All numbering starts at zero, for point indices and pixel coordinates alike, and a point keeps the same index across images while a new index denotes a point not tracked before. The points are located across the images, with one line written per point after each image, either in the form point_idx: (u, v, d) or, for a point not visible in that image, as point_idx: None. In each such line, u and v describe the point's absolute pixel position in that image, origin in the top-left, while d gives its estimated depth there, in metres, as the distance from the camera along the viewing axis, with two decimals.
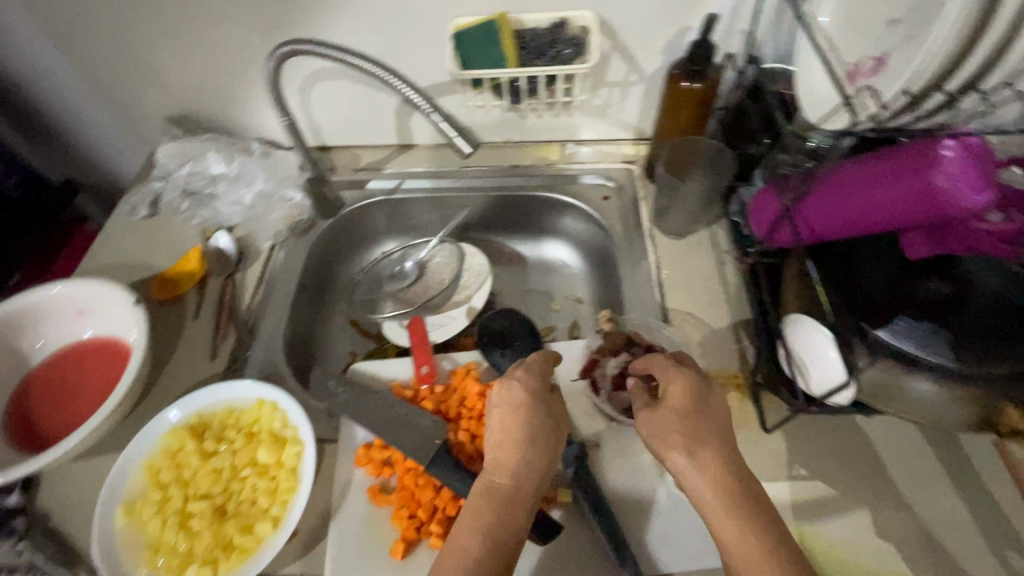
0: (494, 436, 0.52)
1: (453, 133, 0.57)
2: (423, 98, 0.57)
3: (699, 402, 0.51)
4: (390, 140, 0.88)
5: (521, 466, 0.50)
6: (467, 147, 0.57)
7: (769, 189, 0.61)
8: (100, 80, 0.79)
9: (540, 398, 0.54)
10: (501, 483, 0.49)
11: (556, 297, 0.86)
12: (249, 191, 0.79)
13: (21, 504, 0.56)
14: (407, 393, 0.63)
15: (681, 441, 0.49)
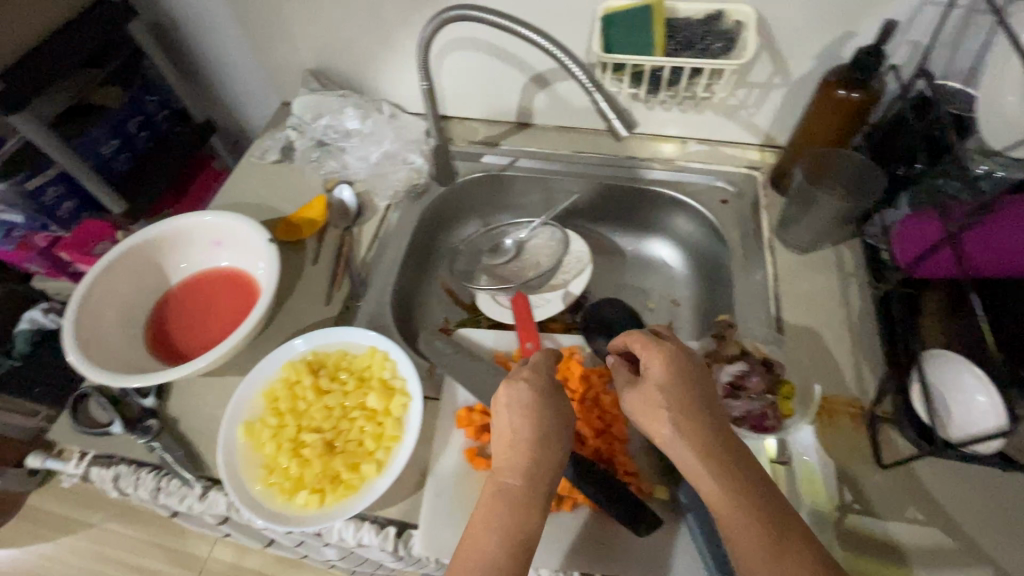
0: (501, 439, 0.50)
1: (612, 115, 0.56)
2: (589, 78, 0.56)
3: (682, 376, 0.49)
4: (509, 117, 0.89)
5: (530, 469, 0.48)
6: (623, 130, 0.57)
7: (924, 214, 0.57)
8: (255, 27, 0.84)
9: (540, 387, 0.52)
10: (515, 489, 0.47)
11: (652, 296, 0.85)
12: (377, 150, 0.81)
13: (155, 407, 0.63)
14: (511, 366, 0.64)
15: (668, 415, 0.47)
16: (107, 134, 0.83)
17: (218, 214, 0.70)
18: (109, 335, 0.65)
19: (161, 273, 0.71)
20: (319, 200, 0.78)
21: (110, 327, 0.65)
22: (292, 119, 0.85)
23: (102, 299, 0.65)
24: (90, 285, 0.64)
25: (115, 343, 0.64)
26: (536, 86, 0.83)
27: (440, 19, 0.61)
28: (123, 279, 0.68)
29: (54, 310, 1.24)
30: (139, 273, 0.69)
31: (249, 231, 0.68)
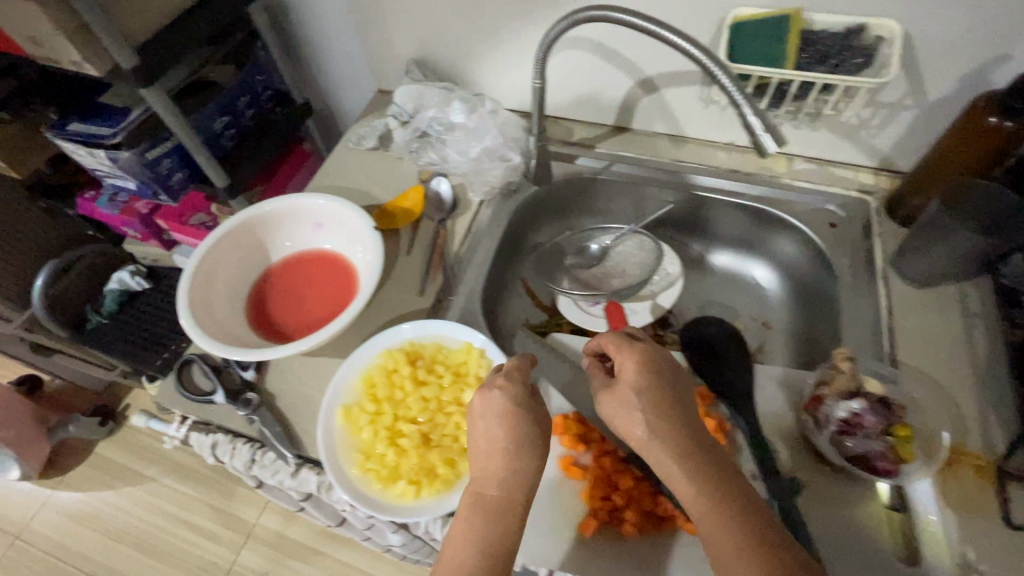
0: (479, 445, 0.50)
1: (761, 129, 0.46)
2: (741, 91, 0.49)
3: (651, 379, 0.49)
4: (606, 120, 0.87)
5: (506, 476, 0.48)
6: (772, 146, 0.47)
7: None
8: (365, 14, 0.85)
9: (517, 392, 0.51)
10: (492, 496, 0.47)
11: (740, 317, 0.83)
12: (478, 145, 0.81)
13: (255, 380, 0.65)
14: None
15: (641, 415, 0.47)
16: (219, 111, 0.85)
17: (330, 199, 0.71)
18: (216, 302, 0.67)
19: (266, 247, 0.73)
20: (417, 189, 0.78)
21: (216, 294, 0.67)
22: (393, 107, 0.86)
23: (214, 266, 0.67)
24: (205, 251, 0.67)
25: (220, 310, 0.66)
26: (642, 91, 0.81)
27: (574, 17, 0.59)
28: (233, 249, 0.70)
29: (140, 272, 1.31)
30: (248, 245, 0.71)
31: (359, 222, 0.69)
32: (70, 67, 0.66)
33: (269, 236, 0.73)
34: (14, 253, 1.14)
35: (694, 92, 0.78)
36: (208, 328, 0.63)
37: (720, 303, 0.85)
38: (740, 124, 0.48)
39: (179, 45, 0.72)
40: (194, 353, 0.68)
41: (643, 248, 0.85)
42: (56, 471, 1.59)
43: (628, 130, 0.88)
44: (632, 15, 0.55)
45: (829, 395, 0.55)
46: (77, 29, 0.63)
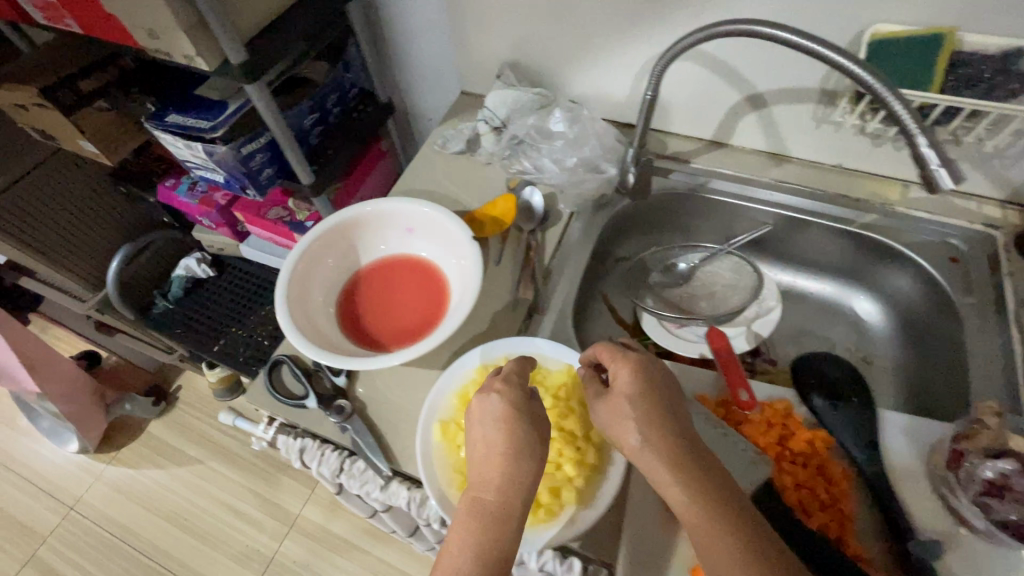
0: (477, 447, 0.49)
1: (935, 163, 0.43)
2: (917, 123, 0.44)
3: (645, 387, 0.49)
4: (704, 134, 0.84)
5: (505, 479, 0.46)
6: (948, 181, 0.44)
7: None
8: (461, 15, 0.83)
9: (514, 395, 0.50)
10: (491, 500, 0.45)
11: (837, 349, 0.79)
12: (575, 155, 0.78)
13: (345, 387, 0.64)
14: (718, 410, 0.59)
15: (634, 423, 0.47)
16: (310, 108, 0.84)
17: (431, 208, 0.69)
18: (311, 301, 0.66)
19: (361, 249, 0.72)
20: (507, 198, 0.75)
21: (312, 292, 0.66)
22: (484, 112, 0.84)
23: (312, 264, 0.67)
24: (305, 247, 0.66)
25: (313, 308, 0.66)
26: (748, 106, 0.77)
27: (711, 32, 0.57)
28: (331, 248, 0.69)
29: (206, 260, 1.32)
30: (345, 246, 0.71)
31: (460, 235, 0.67)
32: (182, 61, 0.66)
33: (365, 238, 0.72)
34: (93, 235, 1.17)
35: (807, 110, 0.73)
36: (302, 327, 0.62)
37: (815, 333, 0.81)
38: (911, 156, 0.45)
39: (285, 42, 0.72)
40: (284, 353, 0.68)
41: (744, 275, 0.82)
42: (110, 446, 1.63)
43: (726, 146, 0.84)
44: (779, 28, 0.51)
45: (971, 450, 0.50)
46: (196, 23, 0.63)
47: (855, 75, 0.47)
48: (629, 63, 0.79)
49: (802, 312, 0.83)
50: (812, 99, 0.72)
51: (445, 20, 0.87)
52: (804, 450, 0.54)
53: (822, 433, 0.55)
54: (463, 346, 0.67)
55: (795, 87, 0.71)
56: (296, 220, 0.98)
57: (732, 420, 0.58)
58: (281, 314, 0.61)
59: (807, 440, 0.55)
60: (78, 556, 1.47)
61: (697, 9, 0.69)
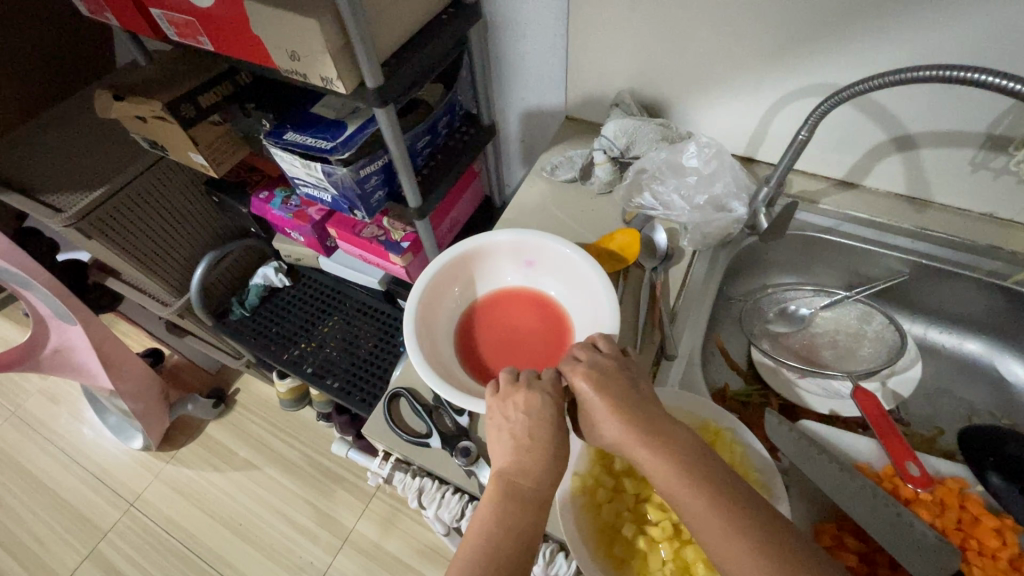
0: (496, 437, 0.48)
1: None
2: None
3: (618, 383, 0.48)
4: (833, 173, 0.79)
5: (540, 468, 0.46)
6: None
7: None
8: (582, 40, 0.81)
9: (534, 388, 0.50)
10: (530, 487, 0.45)
11: (978, 412, 0.73)
12: (705, 193, 0.74)
13: (466, 427, 0.61)
14: (886, 485, 0.53)
15: (612, 412, 0.47)
16: (425, 131, 0.84)
17: (564, 243, 0.66)
18: (435, 326, 0.64)
19: (487, 278, 0.70)
20: (628, 233, 0.72)
21: (436, 316, 0.65)
22: (600, 140, 0.81)
23: (441, 287, 0.66)
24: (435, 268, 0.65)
25: (436, 333, 0.64)
26: (893, 148, 0.72)
27: (907, 76, 0.52)
28: (458, 275, 0.68)
29: (282, 270, 1.34)
30: (472, 274, 0.69)
31: (594, 275, 0.63)
32: (318, 83, 0.66)
33: (492, 270, 0.70)
34: (182, 241, 1.18)
35: (964, 155, 0.68)
36: (424, 348, 0.59)
37: (952, 393, 0.75)
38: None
39: (416, 65, 0.71)
40: (400, 385, 0.66)
41: (876, 326, 0.77)
42: (170, 445, 1.65)
43: (858, 187, 0.79)
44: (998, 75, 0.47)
45: None
46: (341, 46, 0.62)
47: None
48: (762, 97, 0.75)
49: (936, 368, 0.77)
50: (973, 144, 0.66)
51: (562, 46, 0.85)
52: (992, 538, 0.49)
53: (1010, 521, 0.50)
54: None
55: (955, 130, 0.66)
56: (391, 239, 0.97)
57: (898, 497, 0.52)
58: (405, 333, 0.60)
59: (996, 529, 0.49)
60: (136, 553, 1.48)
61: (852, 44, 0.65)
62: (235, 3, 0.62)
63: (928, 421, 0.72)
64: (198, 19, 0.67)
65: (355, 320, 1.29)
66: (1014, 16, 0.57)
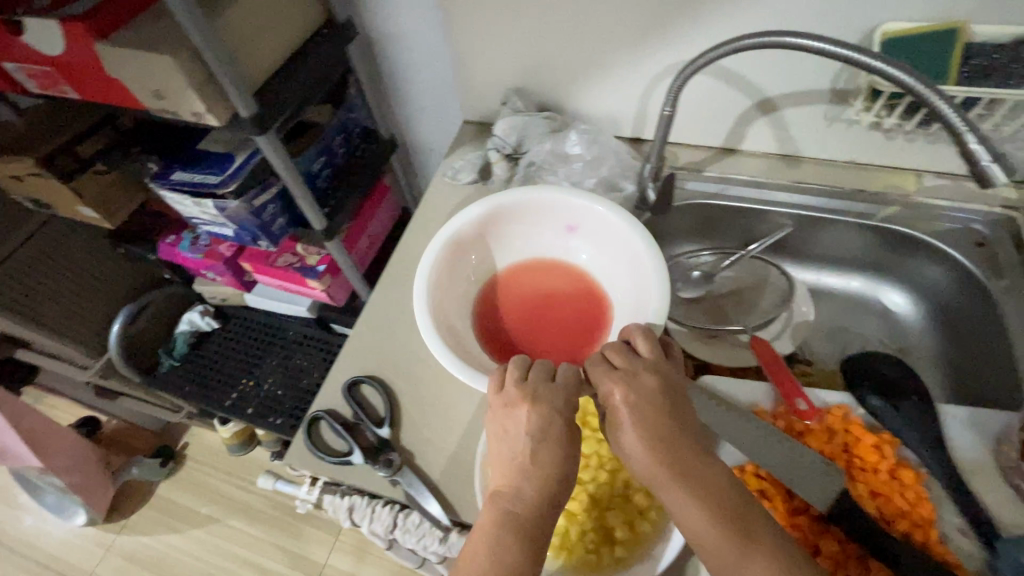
0: (505, 455, 0.47)
1: (989, 158, 0.43)
2: (965, 122, 0.45)
3: (648, 405, 0.46)
4: (714, 142, 0.84)
5: (539, 496, 0.45)
6: (1004, 179, 0.43)
7: None
8: (462, 46, 0.83)
9: (545, 397, 0.48)
10: (525, 517, 0.45)
11: (871, 342, 0.80)
12: (595, 175, 0.78)
13: (389, 438, 0.61)
14: (780, 423, 0.57)
15: (641, 437, 0.45)
16: (318, 152, 0.84)
17: (615, 213, 0.61)
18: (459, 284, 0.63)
19: (528, 238, 0.66)
20: None
21: (460, 269, 0.63)
22: (493, 139, 0.83)
23: (468, 242, 0.63)
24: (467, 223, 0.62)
25: (455, 287, 0.62)
26: (758, 112, 0.77)
27: (733, 46, 0.56)
28: (492, 234, 0.65)
29: (209, 312, 1.29)
30: (511, 233, 0.66)
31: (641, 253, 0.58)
32: (190, 118, 0.65)
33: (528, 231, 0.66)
34: (93, 299, 1.13)
35: (819, 110, 0.74)
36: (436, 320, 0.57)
37: (847, 329, 0.81)
38: (957, 153, 0.45)
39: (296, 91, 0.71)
40: (320, 408, 0.65)
41: (772, 278, 0.82)
42: (119, 515, 1.56)
43: (738, 152, 0.84)
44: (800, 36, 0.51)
45: None
46: (206, 79, 0.61)
47: (894, 77, 0.48)
48: (637, 79, 0.79)
49: (831, 309, 0.83)
50: (823, 100, 0.72)
51: (445, 53, 0.87)
52: (872, 454, 0.53)
53: (887, 435, 0.54)
54: None
55: (807, 89, 0.72)
56: (308, 264, 0.97)
57: (793, 432, 0.56)
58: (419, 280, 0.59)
59: (875, 445, 0.54)
60: None
61: (703, 22, 0.70)
62: (88, 50, 0.60)
63: (828, 358, 0.78)
64: (55, 69, 0.65)
65: (293, 352, 1.26)
66: None
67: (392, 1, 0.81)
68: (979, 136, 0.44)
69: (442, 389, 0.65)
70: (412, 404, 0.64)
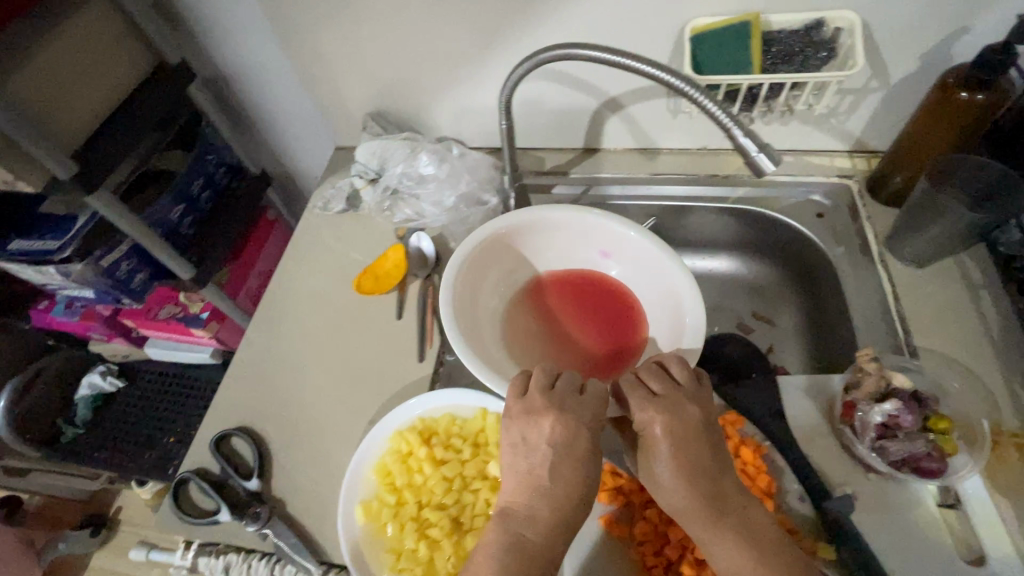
0: (520, 473, 0.49)
1: (754, 150, 0.45)
2: (728, 114, 0.47)
3: (683, 434, 0.47)
4: (575, 143, 0.85)
5: (553, 519, 0.47)
6: (769, 166, 0.45)
7: None
8: (311, 75, 0.81)
9: (572, 408, 0.49)
10: (536, 540, 0.46)
11: (746, 320, 0.82)
12: (453, 193, 0.76)
13: (259, 490, 0.60)
14: None
15: (667, 462, 0.47)
16: (175, 199, 0.81)
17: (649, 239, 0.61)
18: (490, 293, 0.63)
19: (558, 248, 0.67)
20: (396, 250, 0.76)
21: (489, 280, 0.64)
22: (357, 166, 0.82)
23: (497, 251, 0.64)
24: (496, 231, 0.62)
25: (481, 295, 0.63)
26: (608, 111, 0.79)
27: (535, 60, 0.56)
28: (523, 243, 0.65)
29: (112, 372, 1.23)
30: (540, 244, 0.66)
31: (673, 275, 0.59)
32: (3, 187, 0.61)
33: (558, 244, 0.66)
34: None
35: (660, 104, 0.76)
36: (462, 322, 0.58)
37: (723, 310, 0.84)
38: (733, 148, 0.47)
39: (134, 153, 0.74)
40: (188, 469, 0.63)
41: None
42: None
43: (599, 150, 0.86)
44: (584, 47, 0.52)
45: (861, 400, 0.54)
46: (7, 146, 0.58)
47: (667, 81, 0.50)
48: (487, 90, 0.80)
49: (707, 291, 0.86)
50: (660, 94, 0.75)
51: (298, 83, 0.85)
52: None
53: (730, 416, 0.57)
54: (377, 412, 0.65)
55: (642, 86, 0.74)
56: (190, 313, 0.94)
57: None
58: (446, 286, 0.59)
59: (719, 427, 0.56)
60: None
61: (532, 32, 0.71)
62: None
63: None
64: None
65: (207, 403, 1.22)
66: None
67: (228, 37, 0.79)
68: (746, 132, 0.45)
69: (315, 430, 0.64)
70: (284, 451, 0.63)
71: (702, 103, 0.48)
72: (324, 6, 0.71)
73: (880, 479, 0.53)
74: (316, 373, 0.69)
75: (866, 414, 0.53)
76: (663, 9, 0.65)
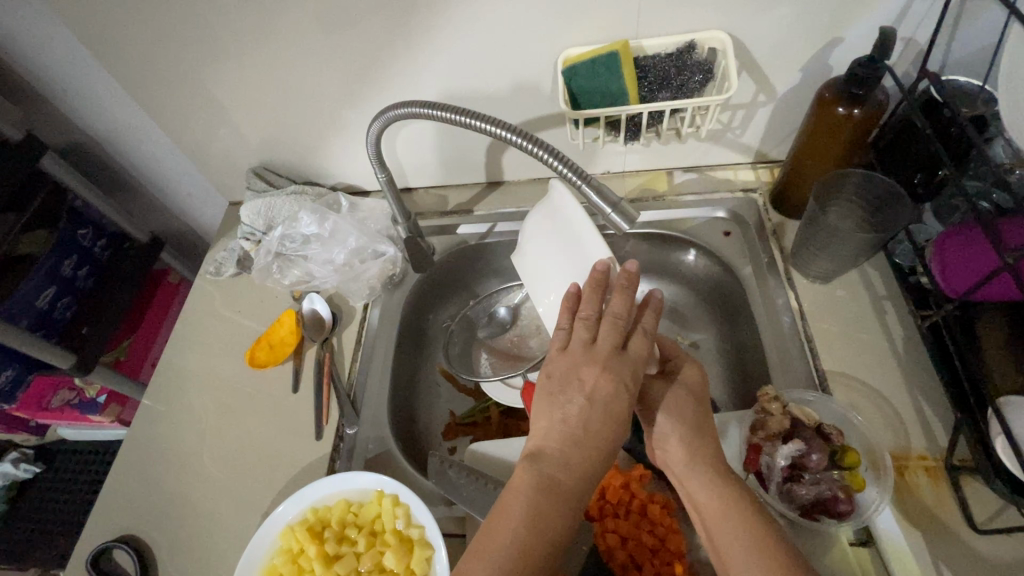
0: (553, 417, 0.45)
1: (609, 208, 0.49)
2: (577, 170, 0.50)
3: (685, 394, 0.50)
4: (477, 178, 0.81)
5: (586, 466, 0.44)
6: (626, 222, 0.49)
7: (950, 244, 0.52)
8: (182, 136, 0.75)
9: (616, 362, 0.46)
10: (569, 485, 0.43)
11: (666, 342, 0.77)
12: (342, 250, 0.73)
13: None
14: None
15: (677, 422, 0.48)
16: (39, 283, 0.79)
17: None
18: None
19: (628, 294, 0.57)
20: (288, 315, 0.72)
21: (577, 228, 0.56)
22: (243, 227, 0.77)
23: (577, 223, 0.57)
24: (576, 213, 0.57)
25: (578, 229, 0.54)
26: (501, 144, 0.75)
27: (385, 119, 0.55)
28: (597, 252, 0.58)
29: (26, 458, 1.14)
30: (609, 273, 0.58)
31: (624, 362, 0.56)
32: None
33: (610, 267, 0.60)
34: None
35: (554, 134, 0.73)
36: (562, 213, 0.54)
37: None
38: (589, 203, 0.51)
39: None
40: None
41: None
42: None
43: (502, 184, 0.82)
44: (433, 109, 0.52)
45: (765, 442, 0.53)
46: None
47: (520, 142, 0.52)
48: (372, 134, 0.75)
49: None
50: (551, 125, 0.72)
51: (172, 144, 0.78)
52: (619, 496, 0.54)
53: (638, 470, 0.55)
54: (272, 502, 0.60)
55: (532, 117, 0.71)
56: (87, 397, 0.92)
57: None
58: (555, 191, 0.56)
59: (623, 484, 0.54)
60: None
61: (405, 71, 0.66)
62: None
63: None
64: None
65: None
66: (502, 20, 0.60)
67: (83, 101, 0.74)
68: (595, 187, 0.49)
69: (204, 529, 0.59)
70: (169, 557, 0.58)
71: (553, 162, 0.51)
72: (174, 66, 0.65)
73: (790, 523, 0.51)
74: (205, 464, 0.63)
75: (772, 455, 0.52)
76: (534, 41, 0.61)
